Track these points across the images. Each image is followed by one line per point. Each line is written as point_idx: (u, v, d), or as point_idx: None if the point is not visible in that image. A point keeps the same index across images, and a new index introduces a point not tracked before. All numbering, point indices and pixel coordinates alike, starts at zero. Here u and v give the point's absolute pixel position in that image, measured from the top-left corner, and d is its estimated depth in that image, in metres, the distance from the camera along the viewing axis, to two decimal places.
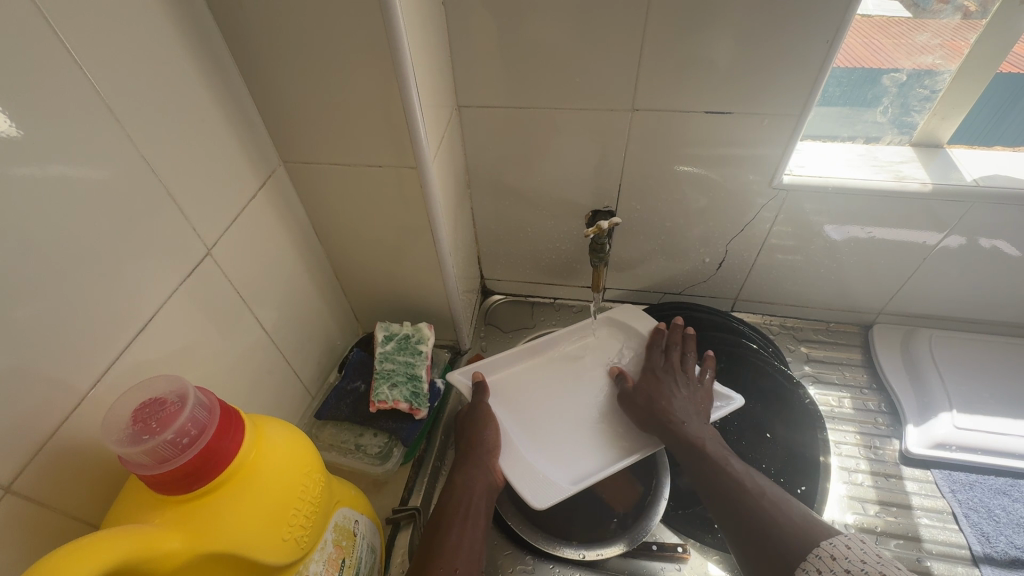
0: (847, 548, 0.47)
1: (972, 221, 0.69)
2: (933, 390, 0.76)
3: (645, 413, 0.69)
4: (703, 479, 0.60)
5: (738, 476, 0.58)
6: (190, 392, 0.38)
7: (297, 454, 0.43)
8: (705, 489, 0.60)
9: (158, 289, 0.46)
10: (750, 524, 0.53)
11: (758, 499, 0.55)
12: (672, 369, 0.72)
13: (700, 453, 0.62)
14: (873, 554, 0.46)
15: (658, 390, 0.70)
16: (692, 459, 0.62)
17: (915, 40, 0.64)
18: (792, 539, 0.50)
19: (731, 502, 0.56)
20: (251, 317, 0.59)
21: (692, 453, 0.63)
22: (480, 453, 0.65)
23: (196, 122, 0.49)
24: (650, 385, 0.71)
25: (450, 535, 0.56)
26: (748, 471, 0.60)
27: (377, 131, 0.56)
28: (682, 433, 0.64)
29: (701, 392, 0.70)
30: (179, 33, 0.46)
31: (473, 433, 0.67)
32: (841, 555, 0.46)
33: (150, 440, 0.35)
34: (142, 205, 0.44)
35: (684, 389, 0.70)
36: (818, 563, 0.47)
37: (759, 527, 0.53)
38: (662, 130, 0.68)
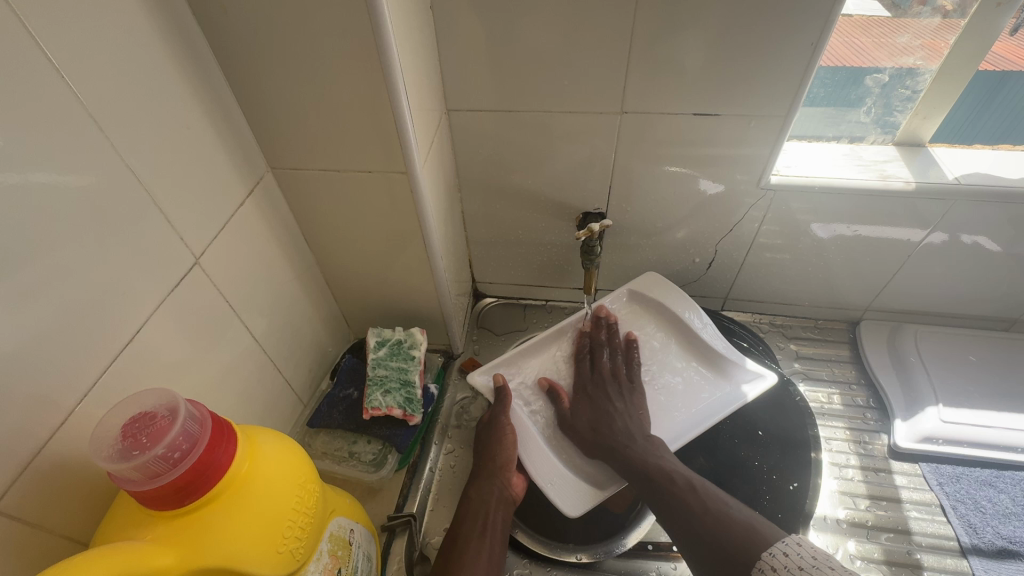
0: (799, 546, 0.47)
1: (954, 218, 0.70)
2: (919, 385, 0.77)
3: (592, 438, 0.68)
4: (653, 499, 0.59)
5: (679, 493, 0.58)
6: (180, 405, 0.37)
7: (291, 464, 0.43)
8: (658, 511, 0.59)
9: (145, 300, 0.46)
10: (699, 540, 0.53)
11: (701, 514, 0.55)
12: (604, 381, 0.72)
13: (645, 476, 0.61)
14: (822, 553, 0.46)
15: (597, 411, 0.70)
16: (641, 483, 0.61)
17: (897, 41, 0.65)
18: (736, 549, 0.49)
19: (683, 523, 0.55)
20: (241, 326, 0.58)
21: (639, 475, 0.62)
22: (494, 469, 0.65)
23: (182, 130, 0.48)
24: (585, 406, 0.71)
25: (467, 551, 0.57)
26: (697, 484, 0.59)
27: (367, 137, 0.56)
28: (627, 456, 0.64)
29: (635, 400, 0.71)
30: (163, 40, 0.45)
31: (489, 447, 0.68)
32: (793, 553, 0.46)
33: (140, 456, 0.34)
34: (127, 216, 0.43)
35: (619, 401, 0.70)
36: (766, 569, 0.46)
37: (705, 541, 0.52)
38: (651, 133, 0.68)
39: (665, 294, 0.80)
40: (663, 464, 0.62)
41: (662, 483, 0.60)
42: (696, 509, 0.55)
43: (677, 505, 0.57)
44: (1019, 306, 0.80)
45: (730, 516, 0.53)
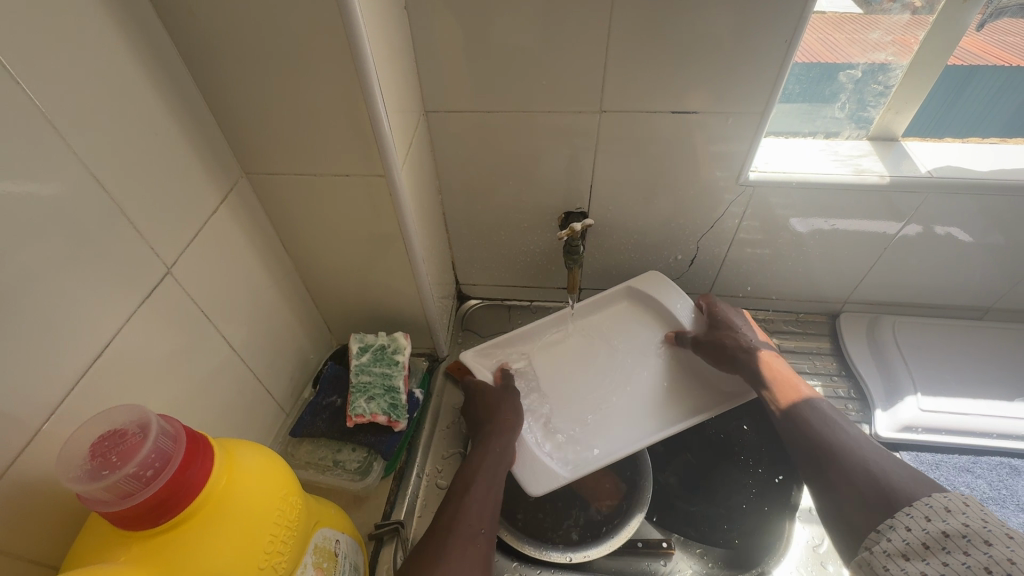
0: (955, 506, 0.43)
1: (928, 210, 0.72)
2: (898, 375, 0.79)
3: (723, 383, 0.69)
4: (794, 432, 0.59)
5: (801, 422, 0.59)
6: (152, 421, 0.36)
7: (271, 477, 0.42)
8: (794, 441, 0.59)
9: (116, 312, 0.44)
10: (849, 483, 0.51)
11: (832, 445, 0.55)
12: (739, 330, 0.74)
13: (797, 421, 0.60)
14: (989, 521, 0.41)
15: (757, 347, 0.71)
16: (800, 431, 0.59)
17: (868, 37, 0.66)
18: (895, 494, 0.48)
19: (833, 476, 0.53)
20: (217, 336, 0.57)
21: (783, 407, 0.62)
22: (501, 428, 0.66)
23: (150, 135, 0.47)
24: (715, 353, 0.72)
25: (467, 501, 0.58)
26: (841, 426, 0.57)
27: (344, 140, 0.55)
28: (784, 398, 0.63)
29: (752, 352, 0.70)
30: (128, 43, 0.44)
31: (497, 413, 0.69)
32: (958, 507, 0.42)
33: (111, 475, 0.33)
34: (93, 226, 0.42)
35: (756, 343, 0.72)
36: (910, 520, 0.44)
37: (844, 476, 0.52)
38: (631, 131, 0.69)
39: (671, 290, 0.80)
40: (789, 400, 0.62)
41: (801, 407, 0.61)
42: (834, 437, 0.56)
43: (813, 436, 0.57)
44: (990, 295, 0.82)
45: (855, 447, 0.54)
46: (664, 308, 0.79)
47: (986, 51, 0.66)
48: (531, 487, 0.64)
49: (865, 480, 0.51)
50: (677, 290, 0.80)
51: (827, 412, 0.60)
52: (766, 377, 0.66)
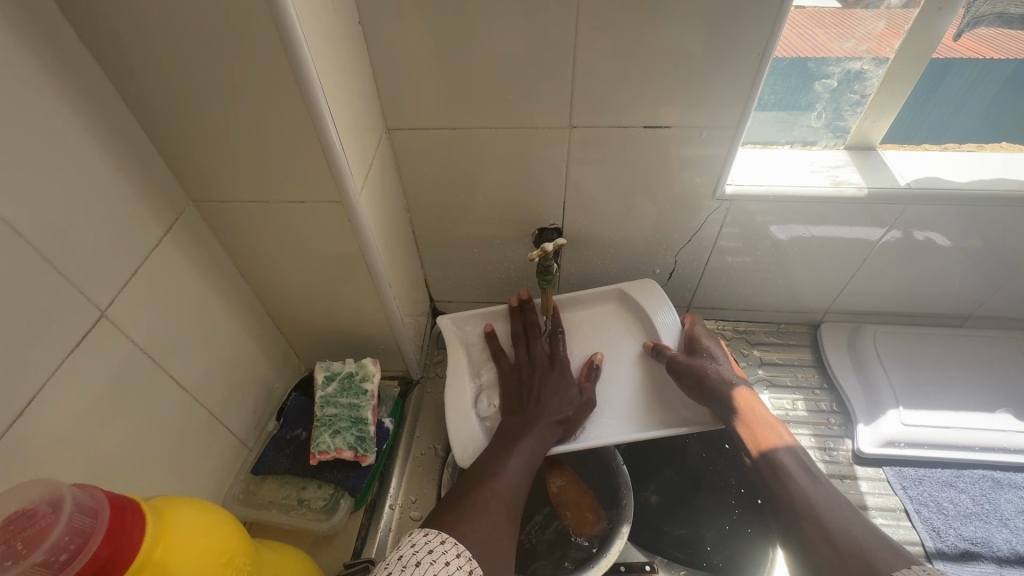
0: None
1: (910, 216, 0.70)
2: (880, 386, 0.78)
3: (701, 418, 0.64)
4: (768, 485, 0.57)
5: (777, 474, 0.57)
6: (64, 498, 0.32)
7: (213, 542, 0.38)
8: (766, 490, 0.57)
9: (42, 365, 0.41)
10: (816, 541, 0.50)
11: (809, 503, 0.53)
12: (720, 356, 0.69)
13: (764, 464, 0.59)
14: None
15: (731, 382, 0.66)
16: (769, 476, 0.58)
17: (842, 45, 0.64)
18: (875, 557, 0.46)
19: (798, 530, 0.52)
20: (165, 377, 0.53)
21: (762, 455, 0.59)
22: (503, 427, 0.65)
23: (77, 171, 0.43)
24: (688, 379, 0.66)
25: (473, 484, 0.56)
26: (806, 471, 0.57)
27: (296, 166, 0.52)
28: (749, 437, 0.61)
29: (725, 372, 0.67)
30: (47, 73, 0.40)
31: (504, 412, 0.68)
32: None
33: (14, 567, 0.29)
34: (11, 274, 0.38)
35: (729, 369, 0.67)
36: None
37: (820, 533, 0.51)
38: (603, 146, 0.66)
39: (656, 296, 0.77)
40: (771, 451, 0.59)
41: (778, 459, 0.58)
42: (812, 495, 0.54)
43: (790, 490, 0.55)
44: (971, 302, 0.81)
45: (831, 509, 0.52)
46: (643, 313, 0.76)
47: (969, 47, 0.64)
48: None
49: (841, 547, 0.49)
50: (659, 295, 0.77)
51: (805, 464, 0.57)
52: (744, 420, 0.62)
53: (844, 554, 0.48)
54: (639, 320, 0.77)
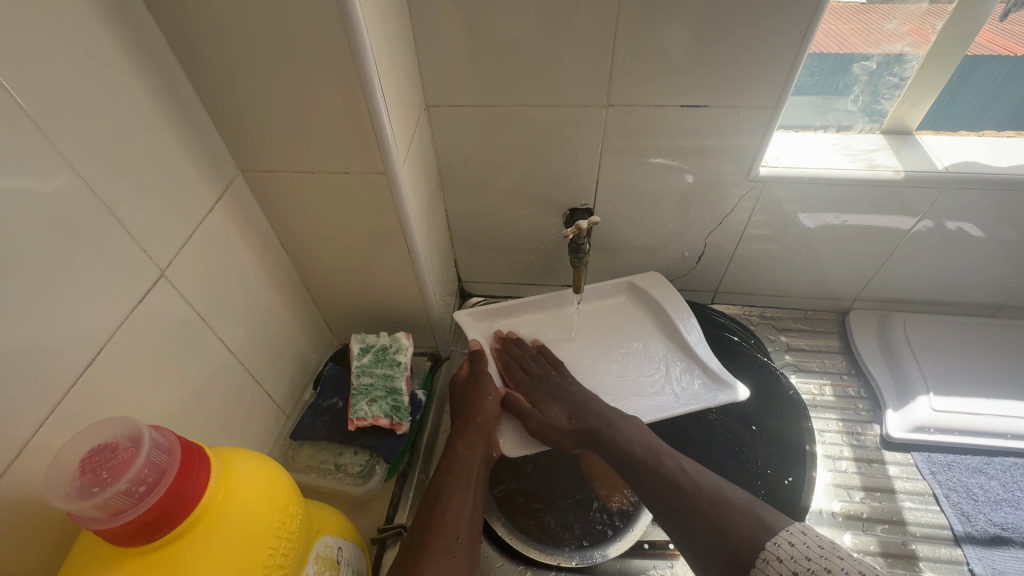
0: (791, 546, 0.46)
1: (942, 206, 0.70)
2: (909, 374, 0.77)
3: (569, 426, 0.66)
4: (651, 484, 0.59)
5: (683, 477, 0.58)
6: (144, 434, 0.34)
7: (272, 488, 0.40)
8: (661, 499, 0.57)
9: (108, 318, 0.43)
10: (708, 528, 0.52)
11: (700, 497, 0.55)
12: (550, 379, 0.71)
13: (655, 470, 0.59)
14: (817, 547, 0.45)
15: (562, 401, 0.68)
16: (656, 480, 0.58)
17: (884, 28, 0.64)
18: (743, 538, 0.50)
19: (688, 520, 0.54)
20: (214, 339, 0.55)
21: (626, 455, 0.62)
22: (482, 425, 0.66)
23: (142, 135, 0.45)
24: (548, 400, 0.69)
25: (449, 506, 0.57)
26: (707, 476, 0.58)
27: (342, 137, 0.53)
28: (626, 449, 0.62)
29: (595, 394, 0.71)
30: (116, 38, 0.42)
31: (473, 403, 0.68)
32: (787, 555, 0.46)
33: (101, 493, 0.31)
34: (81, 228, 0.40)
35: (576, 388, 0.70)
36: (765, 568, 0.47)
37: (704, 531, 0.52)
38: (638, 127, 0.67)
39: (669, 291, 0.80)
40: (654, 446, 0.62)
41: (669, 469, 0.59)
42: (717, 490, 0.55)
43: (671, 488, 0.57)
44: (1004, 292, 0.80)
45: (720, 508, 0.53)
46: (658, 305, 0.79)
47: (993, 42, 0.64)
48: (506, 452, 0.66)
49: (724, 544, 0.50)
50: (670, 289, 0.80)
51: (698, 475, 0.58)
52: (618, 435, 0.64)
53: (720, 549, 0.50)
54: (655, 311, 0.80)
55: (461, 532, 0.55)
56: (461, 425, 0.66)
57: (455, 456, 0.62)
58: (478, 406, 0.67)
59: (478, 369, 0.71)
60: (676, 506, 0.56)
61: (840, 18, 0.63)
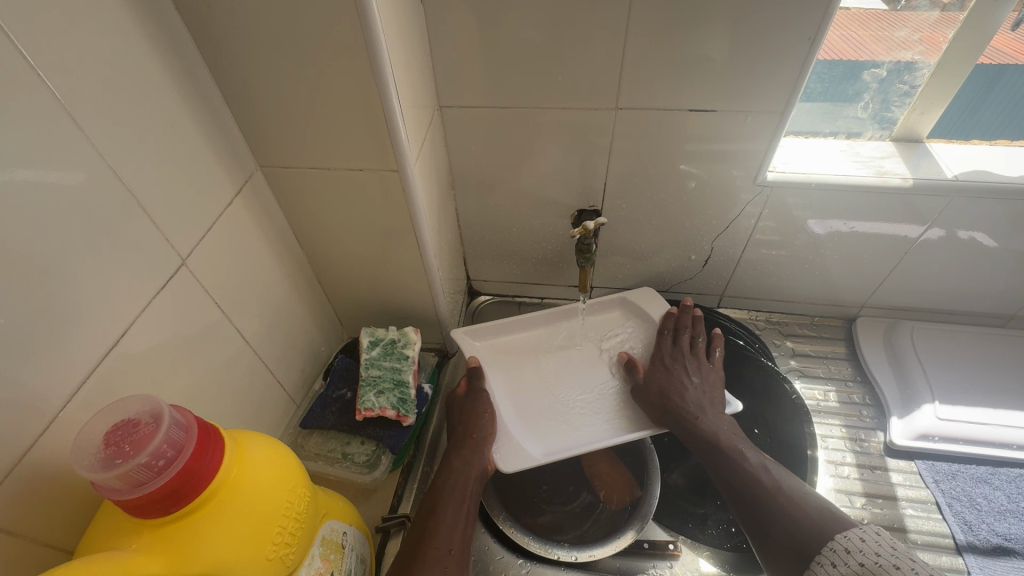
0: (860, 541, 0.47)
1: (951, 214, 0.70)
2: (916, 382, 0.77)
3: (658, 403, 0.68)
4: (722, 471, 0.60)
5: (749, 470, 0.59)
6: (165, 411, 0.36)
7: (281, 469, 0.42)
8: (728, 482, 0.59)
9: (132, 302, 0.45)
10: (775, 526, 0.54)
11: (775, 493, 0.56)
12: (683, 355, 0.72)
13: (721, 453, 0.61)
14: (888, 545, 0.46)
15: (667, 381, 0.70)
16: (721, 464, 0.61)
17: (895, 35, 0.64)
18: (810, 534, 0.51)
19: (758, 510, 0.56)
20: (230, 327, 0.57)
21: (707, 445, 0.63)
22: (478, 441, 0.65)
23: (167, 128, 0.47)
24: (658, 375, 0.71)
25: (444, 517, 0.57)
26: (763, 465, 0.60)
27: (357, 135, 0.55)
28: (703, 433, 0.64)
29: (712, 377, 0.71)
30: (146, 36, 0.44)
31: (468, 421, 0.67)
32: (855, 548, 0.47)
33: (124, 464, 0.33)
34: (109, 216, 0.42)
35: (695, 375, 0.70)
36: (832, 557, 0.48)
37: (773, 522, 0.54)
38: (647, 130, 0.68)
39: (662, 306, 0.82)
40: (739, 441, 0.63)
41: (743, 456, 0.60)
42: (780, 486, 0.57)
43: (748, 481, 0.58)
44: (1015, 303, 0.79)
45: (792, 505, 0.54)
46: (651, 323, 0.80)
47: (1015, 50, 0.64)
48: (506, 462, 0.65)
49: (793, 536, 0.52)
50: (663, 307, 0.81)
51: (766, 465, 0.59)
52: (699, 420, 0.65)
53: (784, 536, 0.52)
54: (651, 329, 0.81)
55: (455, 546, 0.55)
56: (457, 441, 0.65)
57: (450, 471, 0.62)
58: (473, 424, 0.66)
59: (475, 388, 0.70)
60: (748, 497, 0.57)
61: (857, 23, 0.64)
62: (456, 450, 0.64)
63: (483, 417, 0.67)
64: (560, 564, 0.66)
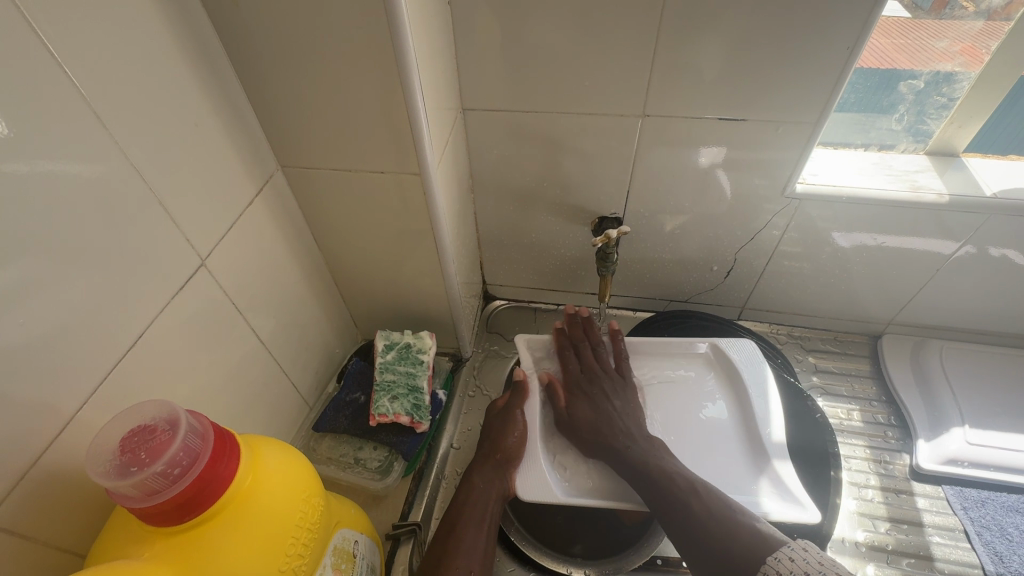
0: (792, 561, 0.47)
1: (986, 232, 0.67)
2: (944, 404, 0.74)
3: (591, 436, 0.65)
4: (657, 498, 0.58)
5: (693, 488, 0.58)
6: (182, 418, 0.35)
7: (296, 477, 0.41)
8: (659, 504, 0.58)
9: (151, 302, 0.44)
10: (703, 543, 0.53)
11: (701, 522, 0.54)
12: (597, 377, 0.71)
13: (648, 475, 0.60)
14: (817, 563, 0.46)
15: (597, 410, 0.67)
16: (654, 487, 0.59)
17: (934, 46, 0.62)
18: (743, 548, 0.50)
19: (688, 531, 0.54)
20: (246, 328, 0.57)
21: (637, 471, 0.61)
22: (501, 461, 0.63)
23: (191, 127, 0.47)
24: (582, 404, 0.68)
25: (464, 537, 0.56)
26: (705, 484, 0.58)
27: (380, 137, 0.54)
28: (630, 457, 0.62)
29: (633, 401, 0.70)
30: (172, 34, 0.43)
31: (495, 440, 0.65)
32: (786, 570, 0.46)
33: (139, 472, 0.33)
34: (132, 215, 0.42)
35: (617, 400, 0.69)
36: None
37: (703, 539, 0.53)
38: (672, 137, 0.66)
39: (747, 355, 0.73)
40: (666, 464, 0.61)
41: (674, 472, 0.59)
42: (725, 504, 0.56)
43: (677, 509, 0.56)
44: None
45: (725, 521, 0.54)
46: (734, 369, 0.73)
47: None
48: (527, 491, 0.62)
49: (722, 553, 0.51)
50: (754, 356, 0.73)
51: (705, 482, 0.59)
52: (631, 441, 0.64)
53: (711, 555, 0.52)
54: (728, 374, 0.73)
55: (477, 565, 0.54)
56: (479, 458, 0.64)
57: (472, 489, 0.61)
58: (501, 443, 0.64)
59: (512, 405, 0.68)
60: (679, 528, 0.55)
61: (887, 34, 0.61)
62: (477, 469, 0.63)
63: (511, 437, 0.64)
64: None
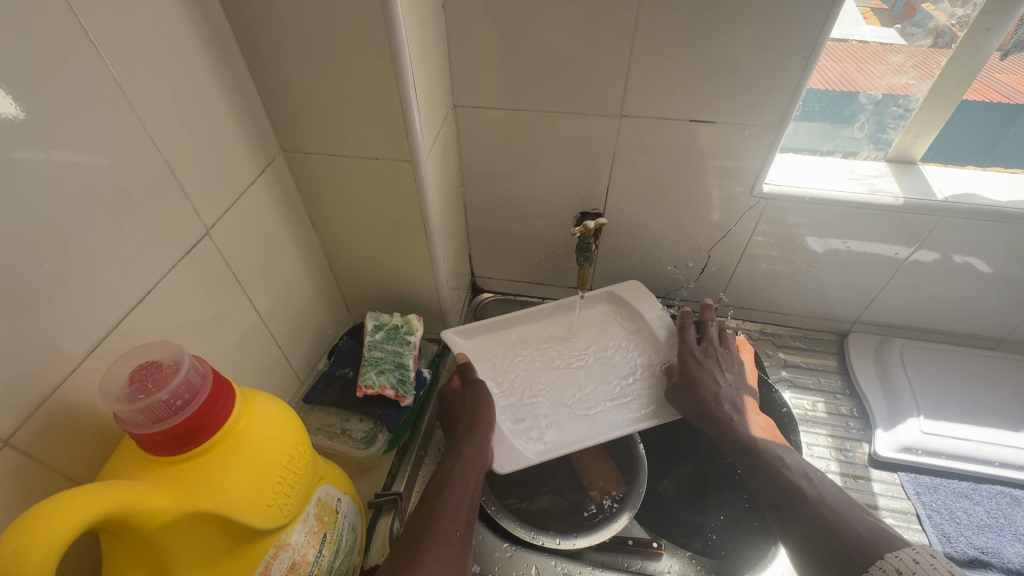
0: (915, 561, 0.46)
1: (940, 236, 0.72)
2: (902, 397, 0.78)
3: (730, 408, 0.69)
4: (769, 487, 0.61)
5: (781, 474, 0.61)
6: (186, 358, 0.39)
7: (285, 425, 0.45)
8: (769, 487, 0.61)
9: (159, 263, 0.48)
10: (828, 531, 0.53)
11: (821, 498, 0.57)
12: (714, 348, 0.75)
13: (754, 453, 0.64)
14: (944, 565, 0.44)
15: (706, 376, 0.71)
16: (772, 473, 0.61)
17: (890, 60, 0.68)
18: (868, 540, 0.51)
19: (799, 512, 0.57)
20: (245, 300, 0.61)
21: (750, 449, 0.65)
22: (478, 434, 0.65)
23: (202, 107, 0.51)
24: (700, 370, 0.72)
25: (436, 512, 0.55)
26: (807, 474, 0.60)
27: (373, 123, 0.58)
28: (741, 432, 0.67)
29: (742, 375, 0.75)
30: (190, 23, 0.48)
31: (476, 409, 0.67)
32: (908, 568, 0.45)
33: (145, 400, 0.37)
34: (144, 180, 0.46)
35: (730, 371, 0.74)
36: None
37: (817, 525, 0.54)
38: (648, 137, 0.71)
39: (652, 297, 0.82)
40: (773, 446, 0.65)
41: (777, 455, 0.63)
42: (816, 492, 0.58)
43: (790, 489, 0.59)
44: (1002, 325, 0.81)
45: (834, 506, 0.56)
46: (638, 315, 0.82)
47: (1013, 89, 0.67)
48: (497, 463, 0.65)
49: (842, 543, 0.52)
50: (653, 300, 0.82)
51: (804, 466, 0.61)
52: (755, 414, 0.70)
53: (834, 549, 0.52)
54: (637, 323, 0.82)
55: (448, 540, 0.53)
56: (466, 428, 0.65)
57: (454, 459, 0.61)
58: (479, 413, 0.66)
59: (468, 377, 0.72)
60: (784, 502, 0.58)
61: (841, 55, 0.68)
62: (467, 435, 0.64)
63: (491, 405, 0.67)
64: (542, 551, 0.68)
